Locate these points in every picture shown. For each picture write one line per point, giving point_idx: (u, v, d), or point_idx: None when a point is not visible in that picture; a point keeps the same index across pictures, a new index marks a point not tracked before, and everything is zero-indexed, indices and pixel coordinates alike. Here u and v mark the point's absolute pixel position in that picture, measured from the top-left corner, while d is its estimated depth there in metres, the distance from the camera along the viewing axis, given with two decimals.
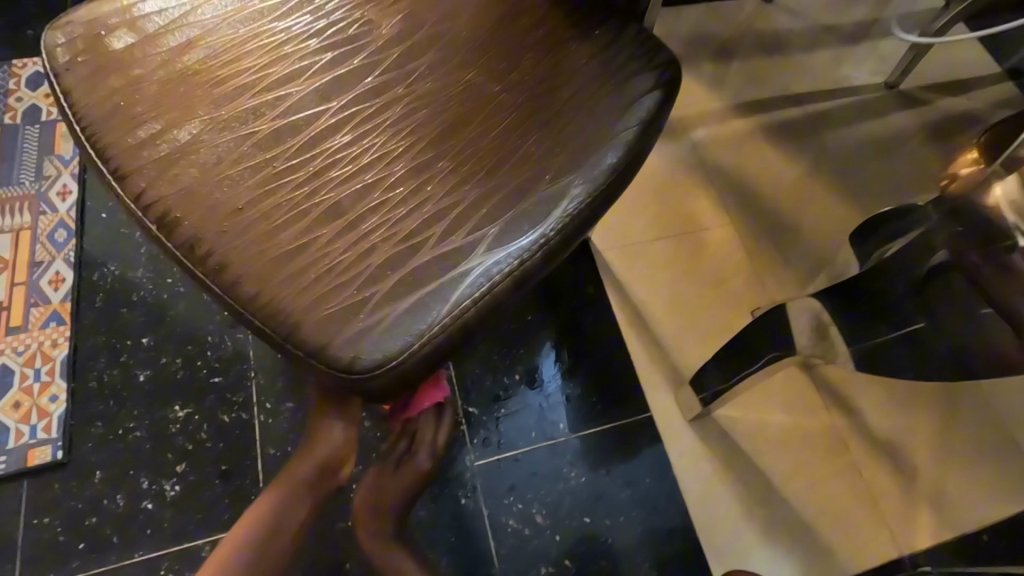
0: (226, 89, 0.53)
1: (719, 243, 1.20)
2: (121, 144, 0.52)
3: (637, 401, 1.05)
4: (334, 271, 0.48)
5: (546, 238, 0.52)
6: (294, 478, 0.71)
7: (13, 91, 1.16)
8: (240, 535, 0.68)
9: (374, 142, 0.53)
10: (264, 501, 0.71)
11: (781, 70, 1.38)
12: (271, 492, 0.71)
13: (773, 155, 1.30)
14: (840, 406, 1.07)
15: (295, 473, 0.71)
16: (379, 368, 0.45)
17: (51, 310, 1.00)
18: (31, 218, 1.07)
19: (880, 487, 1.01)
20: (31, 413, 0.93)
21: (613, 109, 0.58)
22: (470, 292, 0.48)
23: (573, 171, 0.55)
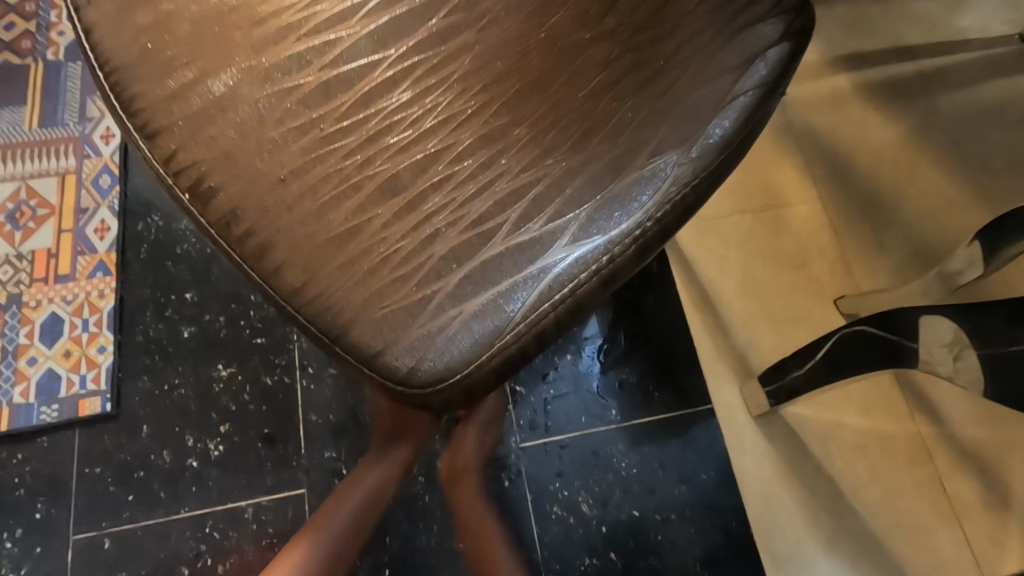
0: (266, 31, 0.45)
1: (803, 219, 1.06)
2: (149, 95, 0.44)
3: (698, 391, 0.97)
4: (390, 261, 0.40)
5: (642, 228, 0.42)
6: (362, 490, 0.76)
7: (55, 25, 1.11)
8: (309, 542, 0.73)
9: (438, 102, 0.44)
10: (331, 509, 0.75)
11: (895, 16, 1.18)
12: (339, 502, 0.75)
13: (878, 117, 1.12)
14: (929, 412, 0.95)
15: (363, 484, 0.76)
16: (442, 382, 0.39)
17: (97, 260, 0.99)
18: (76, 162, 1.04)
19: (966, 505, 0.91)
20: (81, 362, 0.93)
21: (731, 63, 0.46)
22: (550, 294, 0.40)
23: (679, 144, 0.45)
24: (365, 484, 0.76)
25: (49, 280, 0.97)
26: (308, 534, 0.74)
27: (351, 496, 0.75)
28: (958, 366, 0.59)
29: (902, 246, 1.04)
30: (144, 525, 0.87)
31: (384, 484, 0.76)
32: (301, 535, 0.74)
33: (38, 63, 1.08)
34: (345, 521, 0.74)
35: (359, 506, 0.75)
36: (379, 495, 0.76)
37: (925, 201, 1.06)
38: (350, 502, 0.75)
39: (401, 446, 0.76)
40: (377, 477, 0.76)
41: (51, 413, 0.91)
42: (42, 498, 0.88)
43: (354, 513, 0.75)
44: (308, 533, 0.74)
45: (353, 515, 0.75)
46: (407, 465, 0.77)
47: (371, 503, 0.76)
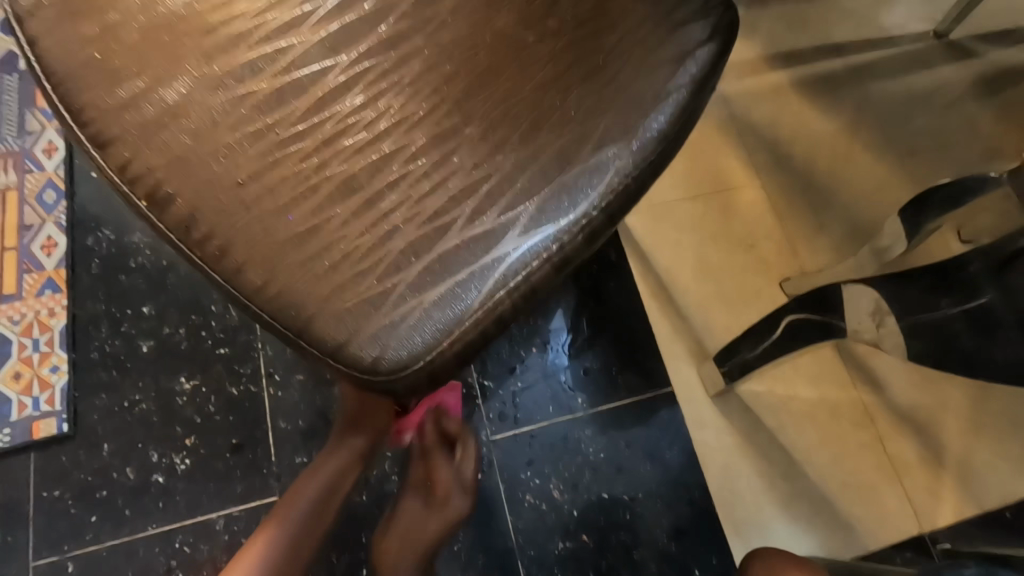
0: (216, 39, 0.46)
1: (749, 206, 1.13)
2: (100, 105, 0.45)
3: (658, 375, 1.01)
4: (351, 256, 0.42)
5: (589, 217, 0.46)
6: (320, 479, 0.75)
7: None
8: (267, 539, 0.72)
9: (391, 104, 0.46)
10: (288, 502, 0.74)
11: (822, 15, 1.26)
12: (295, 494, 0.75)
13: (812, 109, 1.20)
14: (868, 381, 1.03)
15: (320, 473, 0.75)
16: (406, 369, 0.41)
17: (46, 277, 0.95)
18: (17, 177, 1.00)
19: (904, 464, 0.99)
20: (32, 383, 0.90)
21: (664, 63, 0.50)
22: (505, 281, 0.43)
23: (619, 138, 0.48)
24: (324, 473, 0.75)
25: None
26: (265, 530, 0.73)
27: (307, 488, 0.75)
28: (882, 331, 0.67)
29: (839, 228, 1.12)
30: (109, 545, 0.85)
31: (343, 471, 0.76)
32: (257, 533, 0.73)
33: None
34: (303, 514, 0.74)
35: (318, 496, 0.75)
36: (339, 483, 0.76)
37: (856, 185, 1.14)
38: (307, 494, 0.74)
39: (359, 432, 0.76)
40: (335, 466, 0.76)
41: (3, 438, 0.87)
42: None
43: (314, 503, 0.74)
44: (265, 528, 0.73)
45: (311, 507, 0.74)
46: (367, 451, 0.77)
47: (330, 492, 0.75)
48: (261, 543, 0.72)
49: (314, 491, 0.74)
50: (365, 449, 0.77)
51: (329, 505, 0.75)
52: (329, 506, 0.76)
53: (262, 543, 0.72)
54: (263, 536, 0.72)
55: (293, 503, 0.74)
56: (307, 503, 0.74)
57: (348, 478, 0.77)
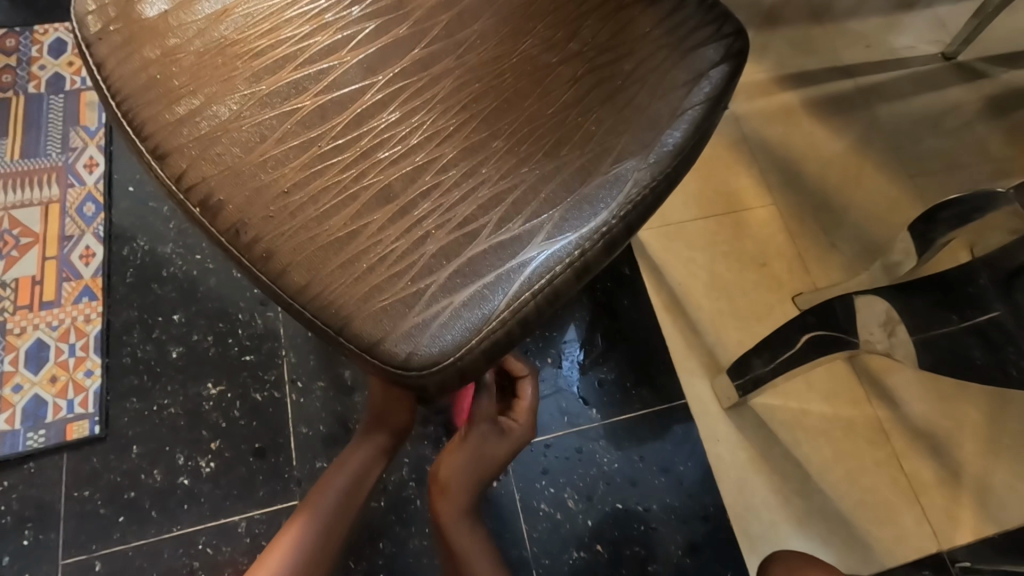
0: (265, 62, 0.50)
1: (760, 223, 1.15)
2: (159, 120, 0.49)
3: (672, 387, 1.03)
4: (387, 260, 0.45)
5: (609, 225, 0.48)
6: (347, 472, 0.77)
7: (36, 59, 1.14)
8: (295, 533, 0.73)
9: (424, 121, 0.50)
10: (315, 496, 0.76)
11: (830, 37, 1.30)
12: (322, 488, 0.76)
13: (822, 129, 1.23)
14: (882, 396, 1.03)
15: (348, 466, 0.77)
16: (436, 364, 0.43)
17: (83, 285, 1.00)
18: (60, 191, 1.06)
19: (922, 481, 0.98)
20: (68, 387, 0.94)
21: (678, 83, 0.54)
22: (531, 284, 0.45)
23: (637, 152, 0.51)
24: (350, 467, 0.77)
25: (34, 306, 0.98)
26: (293, 524, 0.74)
27: (334, 482, 0.76)
28: (894, 341, 0.68)
29: (849, 245, 1.14)
30: (135, 546, 0.87)
31: (368, 466, 0.78)
32: (284, 529, 0.75)
33: (20, 96, 1.11)
34: (331, 509, 0.75)
35: (344, 490, 0.76)
36: (365, 477, 0.78)
37: (866, 204, 1.17)
38: (334, 488, 0.76)
39: (382, 423, 0.78)
40: (361, 461, 0.78)
41: (38, 439, 0.91)
42: (30, 524, 0.87)
43: (342, 495, 0.76)
44: (294, 522, 0.74)
45: (338, 502, 0.75)
46: (392, 445, 0.79)
47: (357, 485, 0.77)
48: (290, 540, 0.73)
49: (341, 485, 0.76)
50: (389, 440, 0.79)
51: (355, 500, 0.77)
52: (355, 501, 0.77)
53: (291, 540, 0.73)
54: (290, 531, 0.73)
55: (320, 497, 0.75)
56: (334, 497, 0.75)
57: (374, 473, 0.78)
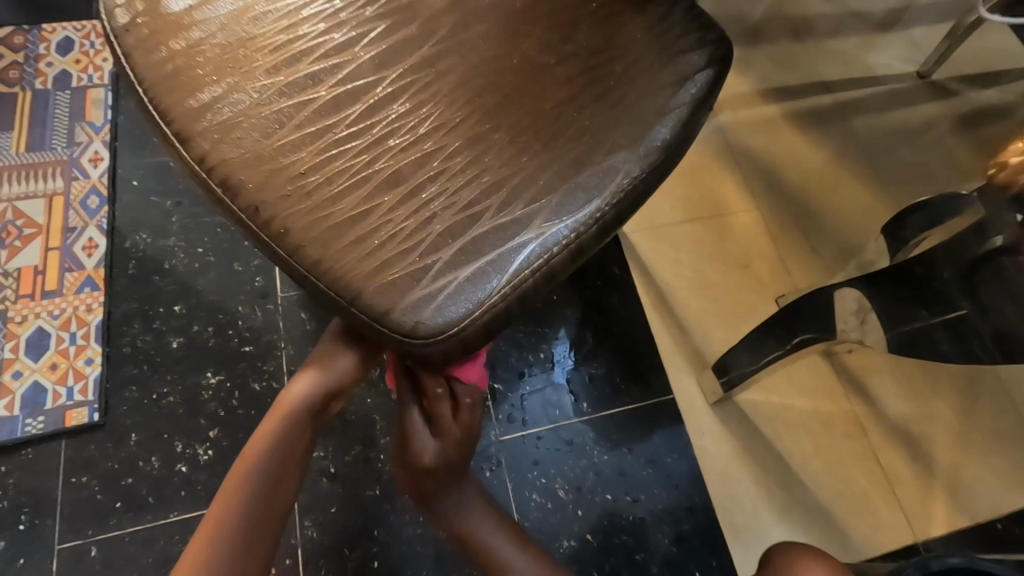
0: (283, 55, 0.53)
1: (745, 228, 1.21)
2: (183, 107, 0.52)
3: (660, 383, 1.06)
4: (396, 237, 0.48)
5: (601, 212, 0.52)
6: (264, 458, 0.59)
7: (43, 56, 1.17)
8: (210, 548, 0.53)
9: (431, 112, 0.53)
10: (226, 498, 0.57)
11: (811, 55, 1.37)
12: (234, 486, 0.57)
13: (803, 141, 1.30)
14: (860, 393, 1.08)
15: (264, 449, 0.59)
16: (441, 333, 0.47)
17: (85, 276, 1.02)
18: (64, 184, 1.08)
19: (897, 474, 1.03)
20: (68, 374, 0.95)
21: (667, 85, 0.58)
22: (529, 263, 0.49)
23: (628, 146, 0.55)
24: (292, 409, 0.61)
25: (35, 295, 1.00)
26: (202, 540, 0.54)
27: (249, 475, 0.58)
28: (867, 327, 0.76)
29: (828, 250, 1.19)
30: (132, 532, 0.88)
31: (294, 439, 0.61)
32: (189, 555, 0.54)
33: (27, 92, 1.14)
34: (247, 510, 0.56)
35: (266, 479, 0.58)
36: (294, 454, 0.61)
37: (845, 211, 1.22)
38: (250, 484, 0.57)
39: (303, 377, 0.62)
40: (283, 437, 0.60)
41: (37, 425, 0.92)
42: (26, 510, 0.88)
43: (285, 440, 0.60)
44: (202, 535, 0.54)
45: (256, 500, 0.57)
46: (321, 407, 0.63)
47: (281, 473, 0.59)
48: (201, 564, 0.52)
49: (259, 477, 0.58)
50: (317, 401, 0.62)
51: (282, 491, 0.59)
52: (282, 491, 0.59)
53: (203, 563, 0.52)
54: (201, 551, 0.53)
55: (232, 499, 0.56)
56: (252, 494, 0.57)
57: (301, 447, 0.61)
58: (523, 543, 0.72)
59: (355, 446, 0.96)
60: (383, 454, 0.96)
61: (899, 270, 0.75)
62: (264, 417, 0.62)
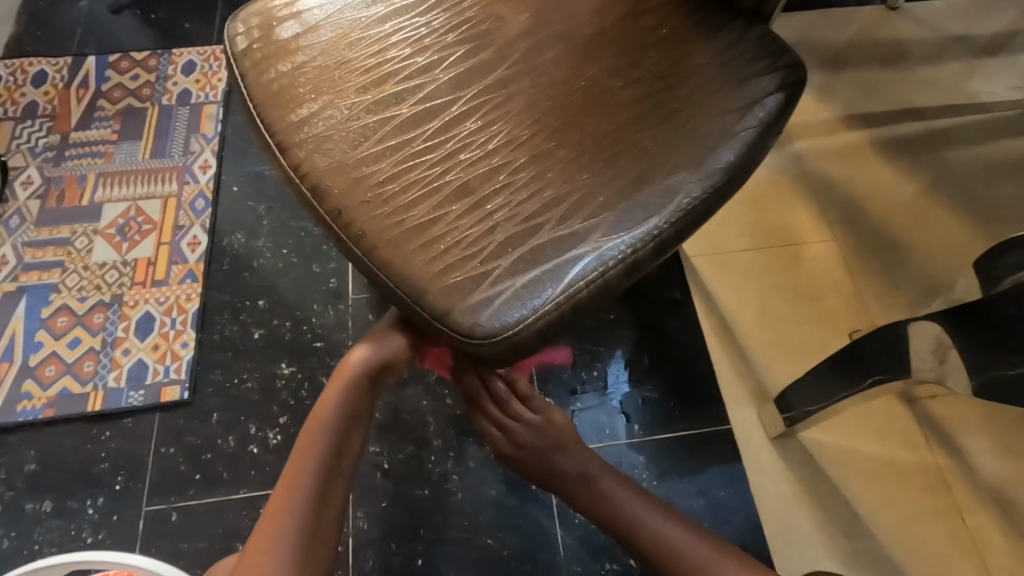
0: (372, 77, 0.59)
1: (818, 258, 1.16)
2: (284, 120, 0.59)
3: (717, 412, 1.03)
4: (461, 244, 0.52)
5: (659, 229, 0.53)
6: (329, 423, 0.64)
7: (171, 76, 1.34)
8: (289, 506, 0.59)
9: (501, 130, 0.57)
10: (298, 459, 0.62)
11: (901, 82, 1.32)
12: (304, 451, 0.62)
13: (887, 171, 1.24)
14: (944, 443, 0.99)
15: (327, 419, 0.64)
16: (496, 336, 0.49)
17: (188, 268, 1.14)
18: (177, 187, 1.22)
19: (986, 539, 0.93)
20: (166, 355, 1.07)
21: (734, 109, 0.59)
22: (584, 275, 0.51)
23: (691, 167, 0.56)
24: (346, 383, 0.65)
25: (147, 283, 1.13)
26: (281, 497, 0.60)
27: (315, 440, 0.63)
28: (945, 366, 0.71)
29: (910, 287, 1.13)
30: (206, 502, 0.97)
31: (354, 405, 0.65)
32: (270, 505, 0.60)
33: (155, 107, 1.31)
34: (316, 471, 0.61)
35: (332, 443, 0.63)
36: (353, 419, 0.65)
37: (933, 248, 1.16)
38: (318, 446, 0.62)
39: (358, 349, 0.66)
40: (344, 405, 0.65)
41: (138, 397, 1.04)
42: (122, 472, 0.99)
43: (342, 412, 0.64)
44: (281, 494, 0.60)
45: (324, 463, 0.62)
46: (376, 377, 0.66)
47: (345, 437, 0.64)
48: (282, 519, 0.58)
49: (326, 441, 0.63)
50: (371, 372, 0.66)
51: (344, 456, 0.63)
52: (346, 455, 0.64)
53: (285, 516, 0.59)
54: (284, 505, 0.59)
55: (304, 460, 0.62)
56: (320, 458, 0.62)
57: (360, 414, 0.65)
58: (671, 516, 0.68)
59: (409, 445, 1.00)
60: (434, 456, 0.99)
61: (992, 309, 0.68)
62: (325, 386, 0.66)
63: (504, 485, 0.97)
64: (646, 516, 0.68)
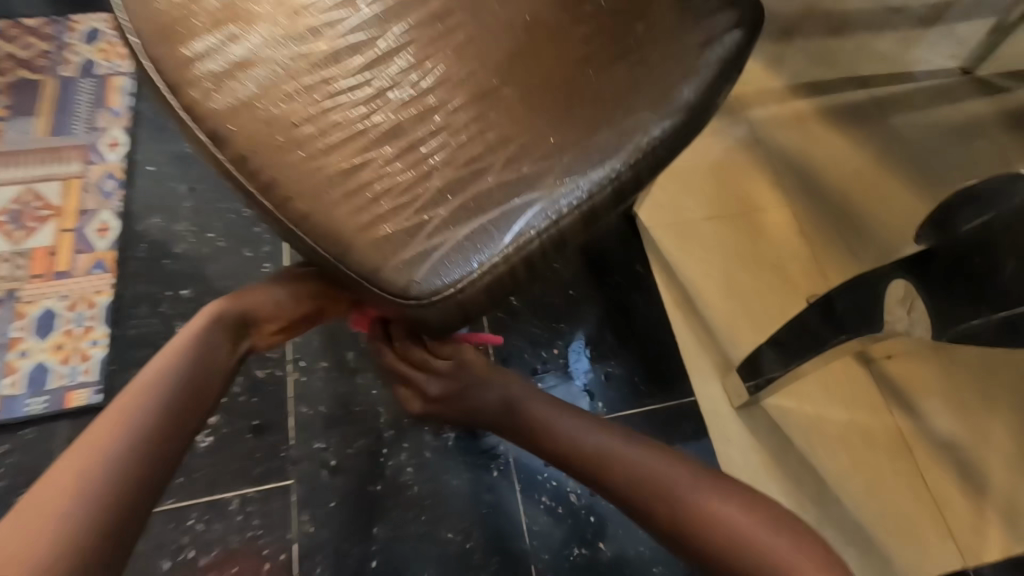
0: (283, 8, 0.51)
1: (773, 225, 1.15)
2: (178, 58, 0.49)
3: (681, 384, 1.00)
4: (392, 191, 0.44)
5: (618, 173, 0.48)
6: (181, 357, 0.56)
7: (71, 45, 1.18)
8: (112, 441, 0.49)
9: (437, 66, 0.50)
10: (107, 431, 0.50)
11: (846, 51, 1.33)
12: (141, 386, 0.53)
13: (835, 140, 1.24)
14: (898, 402, 1.00)
15: (176, 355, 0.56)
16: (436, 295, 0.43)
17: (96, 258, 1.01)
18: (82, 167, 1.08)
19: (942, 492, 0.94)
20: (73, 355, 0.94)
21: (693, 46, 0.54)
22: (534, 224, 0.45)
23: (650, 108, 0.51)
24: (205, 326, 0.59)
25: (47, 275, 0.99)
26: (72, 475, 0.47)
27: (161, 374, 0.54)
28: (913, 316, 0.70)
29: (864, 253, 1.13)
30: None
31: (213, 347, 0.59)
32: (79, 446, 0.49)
33: (52, 79, 1.15)
34: (131, 444, 0.49)
35: (180, 379, 0.55)
36: (209, 360, 0.58)
37: (887, 209, 1.15)
38: (162, 379, 0.54)
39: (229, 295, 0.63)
40: (201, 343, 0.58)
41: (39, 404, 0.91)
42: (23, 490, 0.86)
43: (196, 350, 0.58)
44: (71, 469, 0.47)
45: (168, 394, 0.53)
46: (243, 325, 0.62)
47: (198, 376, 0.56)
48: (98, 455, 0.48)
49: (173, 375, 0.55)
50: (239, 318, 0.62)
51: (178, 430, 0.53)
52: (197, 394, 0.56)
53: (103, 450, 0.48)
54: (100, 441, 0.49)
55: (140, 393, 0.52)
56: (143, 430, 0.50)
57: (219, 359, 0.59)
58: (599, 424, 0.61)
59: (358, 438, 0.92)
60: (387, 449, 0.92)
61: (948, 259, 0.67)
62: (166, 344, 0.57)
63: (464, 473, 0.91)
64: (749, 534, 0.51)
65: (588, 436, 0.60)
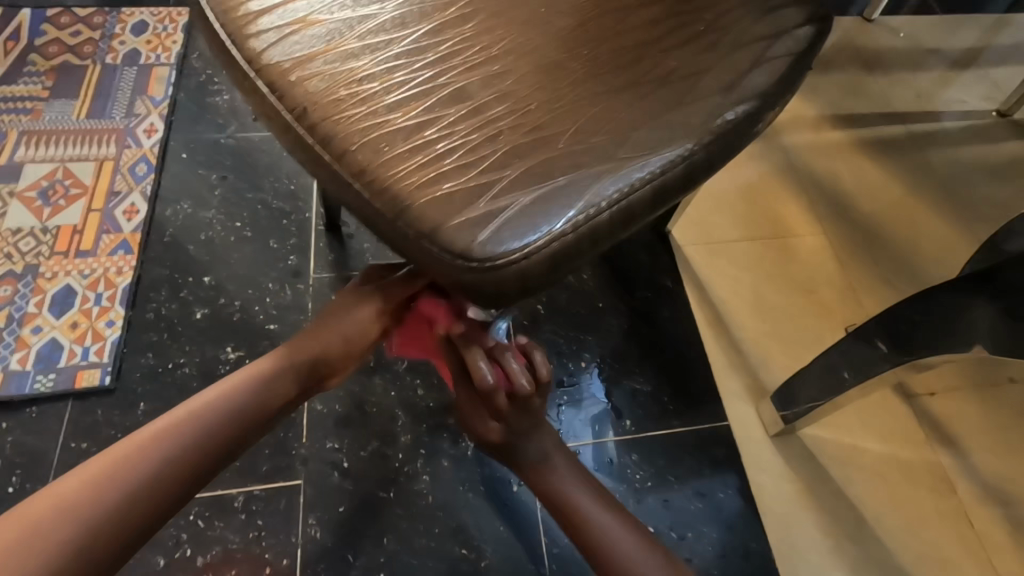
0: None
1: (810, 250, 1.12)
2: (239, 11, 0.48)
3: (713, 407, 0.95)
4: (456, 152, 0.43)
5: (691, 152, 0.46)
6: (243, 390, 0.59)
7: (118, 35, 1.20)
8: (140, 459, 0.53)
9: (504, 36, 0.48)
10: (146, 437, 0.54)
11: (882, 85, 1.32)
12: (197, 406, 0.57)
13: (873, 170, 1.22)
14: (943, 440, 0.94)
15: (239, 388, 0.59)
16: (500, 259, 0.40)
17: (121, 239, 1.00)
18: (116, 150, 1.08)
19: (991, 540, 0.87)
20: (87, 334, 0.91)
21: (764, 35, 0.52)
22: (605, 195, 0.43)
23: (722, 91, 0.49)
24: (277, 363, 0.62)
25: (70, 253, 0.98)
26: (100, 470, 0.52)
27: (217, 400, 0.57)
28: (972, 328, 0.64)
29: (902, 286, 1.09)
30: None
31: (276, 386, 0.60)
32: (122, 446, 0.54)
33: (96, 65, 1.17)
34: (153, 468, 0.53)
35: (230, 412, 0.57)
36: (268, 400, 0.60)
37: (922, 247, 1.14)
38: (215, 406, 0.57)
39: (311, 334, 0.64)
40: (267, 381, 0.60)
41: (47, 382, 0.87)
42: (19, 471, 0.82)
43: (260, 384, 0.60)
44: (101, 465, 0.52)
45: (211, 424, 0.56)
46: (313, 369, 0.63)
47: (248, 413, 0.58)
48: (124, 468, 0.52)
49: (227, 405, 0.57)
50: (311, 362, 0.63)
51: (203, 464, 0.55)
52: (241, 432, 0.58)
53: (130, 464, 0.52)
54: (134, 451, 0.53)
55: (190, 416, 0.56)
56: (156, 467, 0.53)
57: (276, 400, 0.60)
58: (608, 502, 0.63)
59: (372, 441, 0.87)
60: (402, 454, 0.87)
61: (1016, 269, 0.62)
62: (234, 371, 0.61)
63: (481, 486, 0.86)
64: None
65: (608, 532, 0.60)
